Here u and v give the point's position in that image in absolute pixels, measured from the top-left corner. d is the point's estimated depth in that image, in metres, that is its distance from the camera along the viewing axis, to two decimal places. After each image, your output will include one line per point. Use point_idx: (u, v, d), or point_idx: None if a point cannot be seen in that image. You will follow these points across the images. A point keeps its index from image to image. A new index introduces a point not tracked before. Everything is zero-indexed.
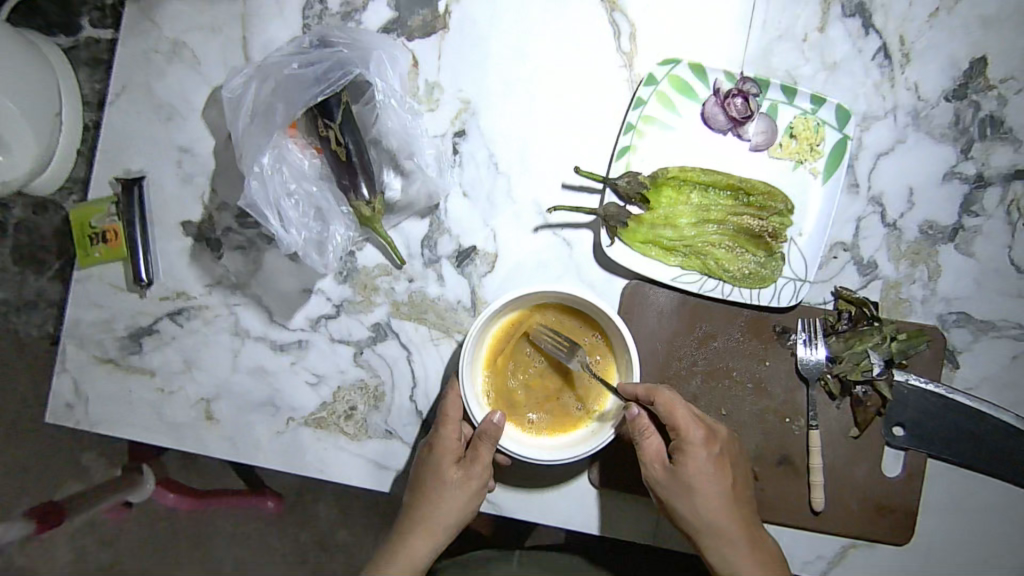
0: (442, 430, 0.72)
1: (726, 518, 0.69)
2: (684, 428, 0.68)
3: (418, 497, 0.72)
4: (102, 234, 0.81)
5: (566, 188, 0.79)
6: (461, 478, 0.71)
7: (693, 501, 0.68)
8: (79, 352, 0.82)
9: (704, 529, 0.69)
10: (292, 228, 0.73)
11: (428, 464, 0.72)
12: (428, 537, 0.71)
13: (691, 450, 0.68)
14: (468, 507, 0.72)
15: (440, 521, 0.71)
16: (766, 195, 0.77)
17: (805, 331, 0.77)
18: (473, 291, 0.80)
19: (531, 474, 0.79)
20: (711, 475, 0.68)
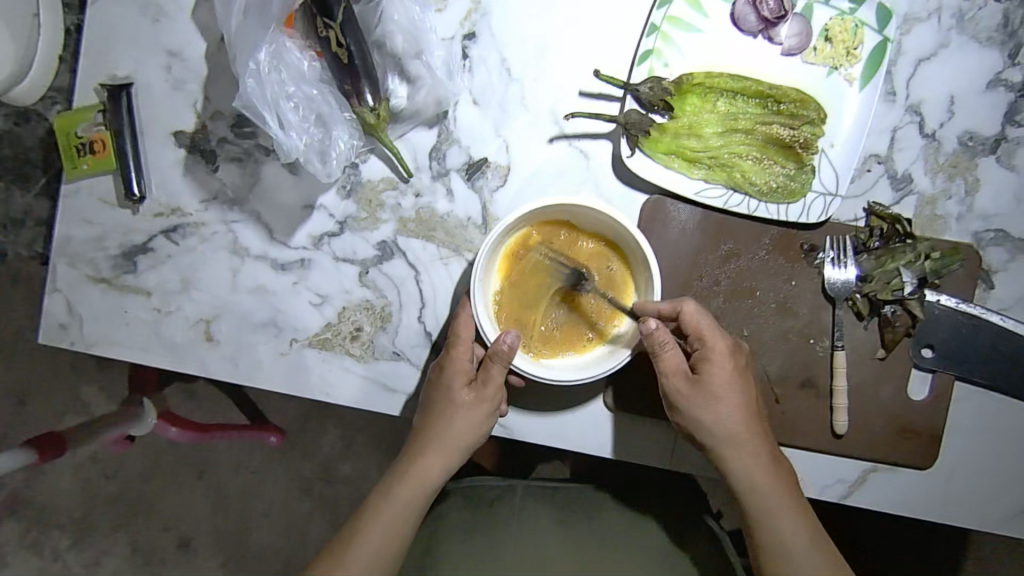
0: (453, 352, 0.68)
1: (748, 432, 0.66)
2: (708, 334, 0.65)
3: (427, 420, 0.69)
4: (89, 145, 0.76)
5: (584, 96, 0.74)
6: (473, 400, 0.68)
7: (714, 413, 0.65)
8: (70, 271, 0.79)
9: (721, 442, 0.66)
10: (293, 131, 0.68)
11: (438, 386, 0.69)
12: (439, 457, 0.68)
13: (716, 359, 0.65)
14: (481, 429, 0.69)
15: (450, 442, 0.68)
16: (797, 102, 0.72)
17: (834, 249, 0.73)
18: (484, 206, 0.76)
19: (539, 397, 0.76)
20: (735, 387, 0.65)
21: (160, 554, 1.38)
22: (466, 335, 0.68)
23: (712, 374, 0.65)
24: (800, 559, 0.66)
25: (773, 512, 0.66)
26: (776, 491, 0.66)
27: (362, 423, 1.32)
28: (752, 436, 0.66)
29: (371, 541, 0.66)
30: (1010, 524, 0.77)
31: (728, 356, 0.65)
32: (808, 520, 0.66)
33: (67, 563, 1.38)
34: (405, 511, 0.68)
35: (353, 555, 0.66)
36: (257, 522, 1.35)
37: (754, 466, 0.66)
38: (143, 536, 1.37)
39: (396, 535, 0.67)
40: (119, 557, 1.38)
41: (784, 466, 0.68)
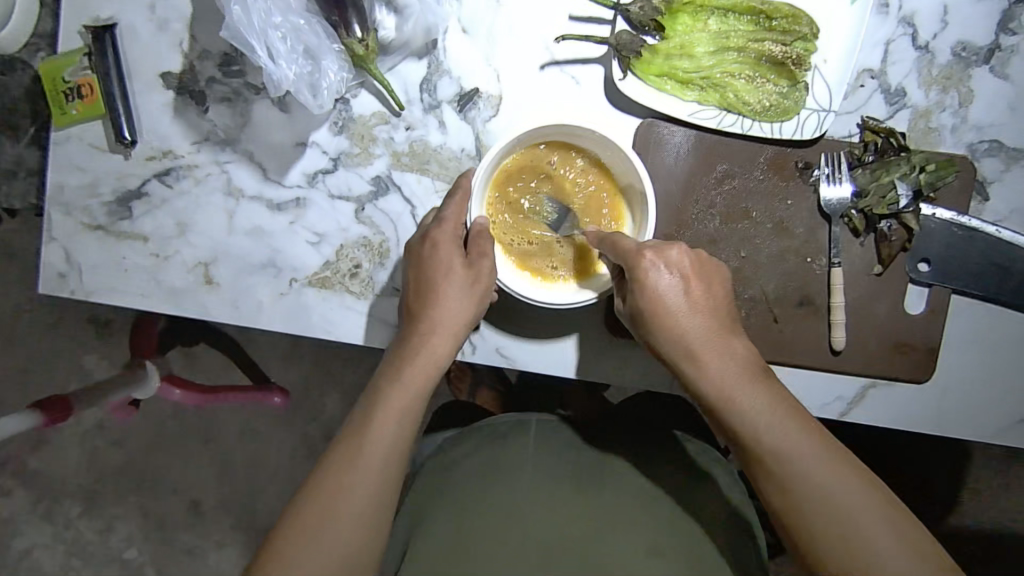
0: (442, 226, 0.67)
1: (691, 327, 0.59)
2: (627, 253, 0.60)
3: (423, 299, 0.66)
4: (77, 89, 0.75)
5: (573, 20, 0.73)
6: (470, 278, 0.66)
7: (654, 313, 0.59)
8: (66, 220, 0.78)
9: (668, 351, 0.60)
10: (282, 62, 0.67)
11: (427, 263, 0.67)
12: (447, 333, 0.65)
13: (640, 274, 0.59)
14: (479, 304, 0.66)
15: (450, 314, 0.65)
16: (789, 18, 0.72)
17: (828, 166, 0.73)
18: (477, 137, 0.76)
19: (535, 327, 0.76)
20: (666, 291, 0.59)
21: (171, 516, 1.39)
22: (460, 211, 0.68)
23: (640, 287, 0.59)
24: (807, 480, 0.54)
25: (734, 415, 0.57)
26: (737, 385, 0.57)
27: (364, 380, 1.33)
28: (709, 344, 0.59)
29: (389, 421, 0.61)
30: (1003, 436, 0.78)
31: (649, 261, 0.59)
32: (793, 423, 0.56)
33: (80, 528, 1.40)
34: (416, 388, 0.63)
35: (370, 440, 0.60)
36: (264, 480, 1.37)
37: (710, 366, 0.58)
38: (153, 498, 1.39)
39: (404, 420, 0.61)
40: (130, 521, 1.40)
41: (751, 360, 0.59)
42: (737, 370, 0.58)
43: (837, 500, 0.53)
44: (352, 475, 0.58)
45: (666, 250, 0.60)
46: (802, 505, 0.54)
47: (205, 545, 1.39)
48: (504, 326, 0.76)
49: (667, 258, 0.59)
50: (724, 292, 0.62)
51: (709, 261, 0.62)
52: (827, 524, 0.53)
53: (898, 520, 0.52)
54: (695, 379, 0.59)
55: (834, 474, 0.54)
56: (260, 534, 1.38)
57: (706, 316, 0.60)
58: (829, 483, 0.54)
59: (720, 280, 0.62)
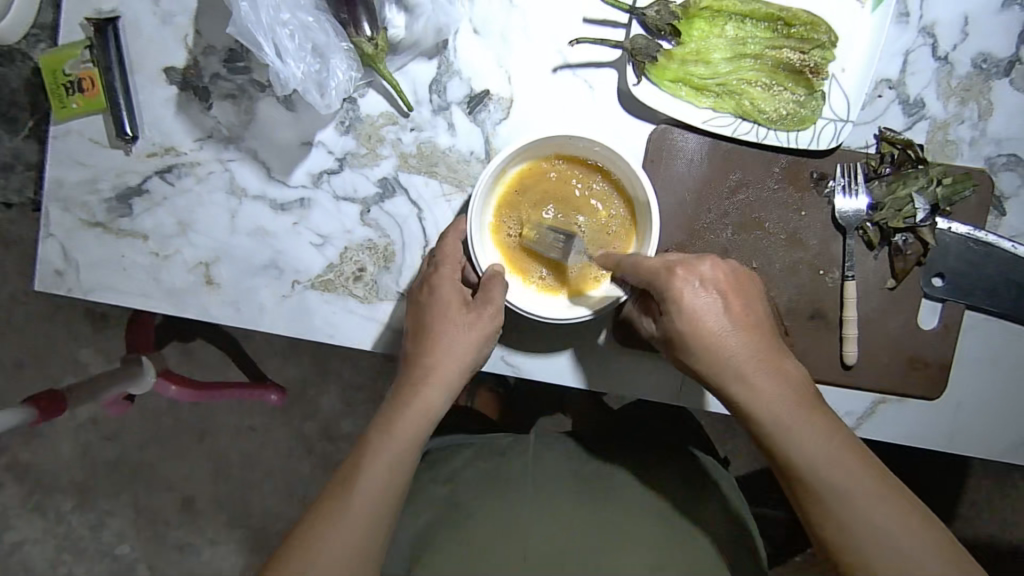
0: (441, 269, 0.66)
1: (736, 346, 0.57)
2: (660, 274, 0.58)
3: (421, 345, 0.64)
4: (78, 83, 0.74)
5: (588, 23, 0.72)
6: (470, 320, 0.63)
7: (696, 331, 0.57)
8: (65, 216, 0.77)
9: (712, 370, 0.58)
10: (290, 60, 0.66)
11: (428, 310, 0.64)
12: (441, 385, 0.62)
13: (677, 295, 0.57)
14: (485, 339, 0.64)
15: (449, 368, 0.63)
16: (808, 25, 0.70)
17: (843, 177, 0.72)
18: (487, 140, 0.74)
19: (540, 338, 0.75)
20: (708, 313, 0.57)
21: (164, 513, 1.38)
22: (456, 254, 0.67)
23: (680, 311, 0.57)
24: (855, 504, 0.54)
25: (784, 440, 0.56)
26: (786, 409, 0.56)
27: (362, 380, 1.32)
28: (755, 362, 0.57)
29: (381, 471, 0.58)
30: (1014, 454, 0.76)
31: (686, 282, 0.57)
32: (841, 445, 0.56)
33: (72, 524, 1.38)
34: (409, 441, 0.60)
35: (358, 492, 0.58)
36: (260, 478, 1.35)
37: (756, 387, 0.57)
38: (147, 495, 1.37)
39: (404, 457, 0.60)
40: (123, 517, 1.38)
41: (796, 378, 0.58)
42: (785, 391, 0.57)
43: (883, 525, 0.54)
44: (339, 524, 0.56)
45: (702, 268, 0.58)
46: (855, 526, 0.54)
47: (199, 543, 1.38)
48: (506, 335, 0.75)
49: (701, 275, 0.57)
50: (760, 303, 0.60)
51: (744, 275, 0.60)
52: (879, 546, 0.54)
53: (937, 537, 0.54)
54: (740, 397, 0.57)
55: (879, 497, 0.54)
56: (255, 532, 1.36)
57: (746, 334, 0.58)
58: (875, 508, 0.54)
59: (758, 295, 0.60)
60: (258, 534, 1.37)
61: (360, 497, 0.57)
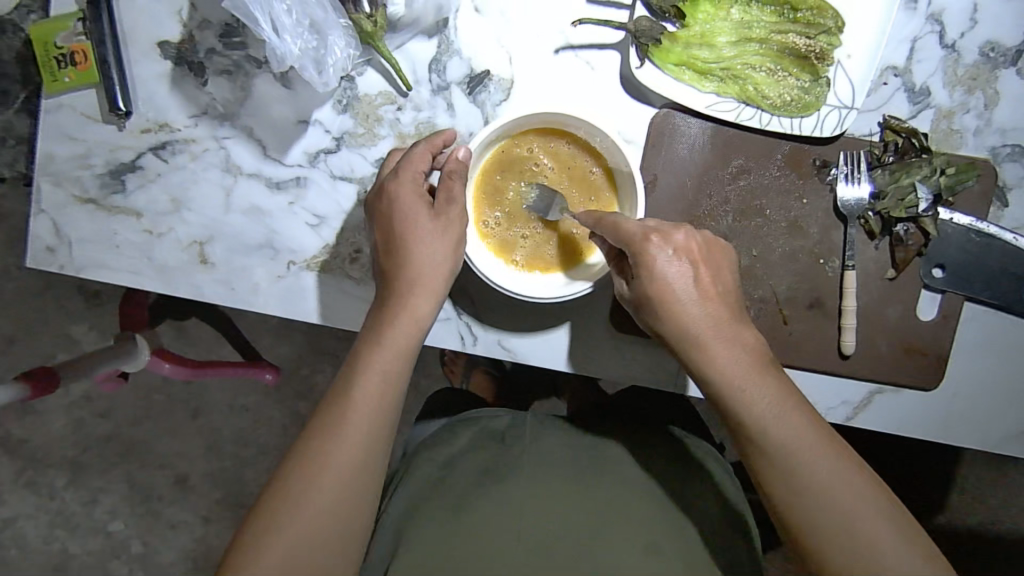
0: (402, 175, 0.62)
1: (700, 312, 0.57)
2: (632, 240, 0.57)
3: (395, 256, 0.61)
4: (70, 56, 0.72)
5: (591, 3, 0.70)
6: (439, 231, 0.61)
7: (660, 295, 0.57)
8: (56, 191, 0.76)
9: (673, 332, 0.57)
10: (286, 35, 0.65)
11: (392, 227, 0.62)
12: (429, 296, 0.61)
13: (647, 259, 0.56)
14: (449, 237, 0.61)
15: (432, 277, 0.61)
16: (815, 10, 0.69)
17: (847, 165, 0.71)
18: (486, 121, 0.73)
19: (524, 325, 0.74)
20: (675, 277, 0.56)
21: (157, 490, 1.38)
22: (426, 158, 0.63)
23: (648, 276, 0.57)
24: (809, 471, 0.53)
25: (734, 401, 0.55)
26: (744, 376, 0.55)
27: None
28: (719, 326, 0.57)
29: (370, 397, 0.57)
30: (1008, 445, 0.77)
31: (656, 247, 0.56)
32: (802, 413, 0.55)
33: (64, 500, 1.38)
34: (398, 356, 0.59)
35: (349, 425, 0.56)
36: (253, 457, 1.35)
37: (716, 347, 0.56)
38: (139, 473, 1.37)
39: (398, 356, 0.59)
40: (116, 494, 1.38)
41: (756, 346, 0.57)
42: (741, 354, 0.56)
43: (839, 498, 0.52)
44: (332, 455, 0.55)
45: (674, 236, 0.57)
46: (798, 490, 0.53)
47: (192, 520, 1.38)
48: (486, 322, 0.75)
49: (673, 241, 0.57)
50: (729, 273, 0.60)
51: (715, 245, 0.60)
52: (823, 511, 0.52)
53: (900, 521, 0.52)
54: (697, 357, 0.57)
55: (838, 468, 0.53)
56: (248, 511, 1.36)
57: (714, 302, 0.57)
58: (836, 480, 0.52)
59: (726, 263, 0.60)
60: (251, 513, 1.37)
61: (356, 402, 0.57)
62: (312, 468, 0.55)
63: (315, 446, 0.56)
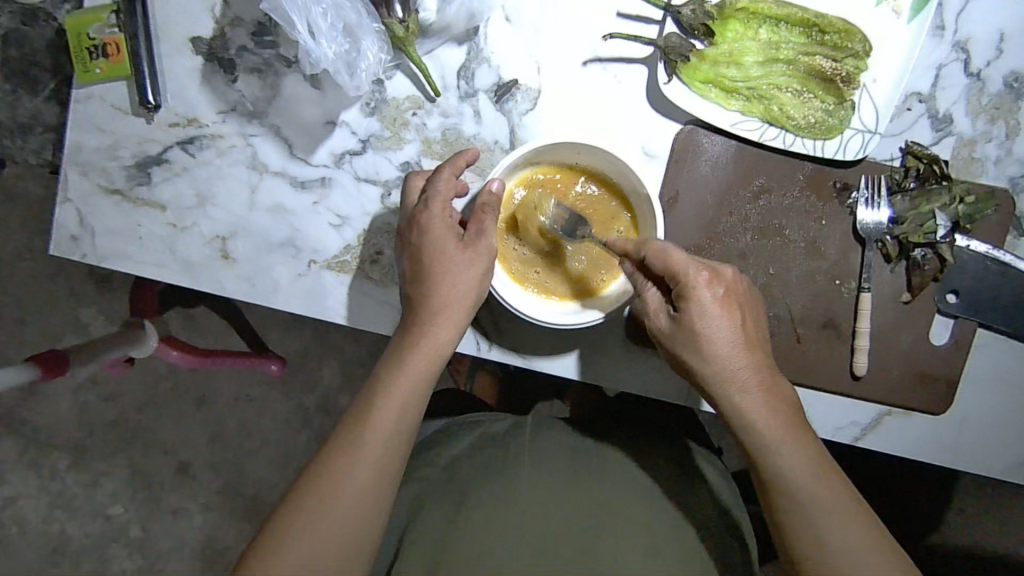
0: (434, 210, 0.63)
1: (737, 356, 0.58)
2: (681, 275, 0.57)
3: (422, 286, 0.63)
4: (102, 48, 0.73)
5: (621, 17, 0.71)
6: (469, 257, 0.62)
7: (703, 333, 0.57)
8: (82, 181, 0.76)
9: (708, 372, 0.58)
10: (322, 39, 0.66)
11: (423, 251, 0.63)
12: (451, 322, 0.62)
13: (693, 300, 0.57)
14: (480, 290, 0.63)
15: (455, 304, 0.62)
16: (843, 34, 0.70)
17: (867, 189, 0.72)
18: (512, 131, 0.74)
19: (543, 338, 0.75)
20: (723, 316, 0.57)
21: (160, 476, 1.38)
22: (446, 195, 0.63)
23: (695, 314, 0.57)
24: (828, 516, 0.54)
25: (764, 440, 0.57)
26: (773, 417, 0.57)
27: (363, 356, 1.33)
28: (754, 370, 0.58)
29: (392, 409, 0.58)
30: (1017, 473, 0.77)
31: (705, 287, 0.57)
32: (812, 452, 0.57)
33: (67, 482, 1.39)
34: (420, 379, 0.60)
35: (373, 431, 0.57)
36: (257, 447, 1.36)
37: (749, 390, 0.57)
38: (143, 458, 1.38)
39: (438, 347, 0.61)
40: (117, 478, 1.39)
41: (786, 395, 0.59)
42: (773, 398, 0.58)
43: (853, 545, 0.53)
44: (360, 451, 0.56)
45: (722, 278, 0.58)
46: (807, 524, 0.55)
47: (192, 508, 1.39)
48: (503, 333, 0.75)
49: (720, 283, 0.58)
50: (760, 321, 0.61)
51: (750, 291, 0.61)
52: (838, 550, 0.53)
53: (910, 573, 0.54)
54: (726, 394, 0.58)
55: (854, 517, 0.54)
56: (248, 500, 1.37)
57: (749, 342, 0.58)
58: (850, 529, 0.54)
59: (757, 310, 0.61)
60: (251, 502, 1.38)
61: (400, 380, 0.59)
62: (364, 419, 0.57)
63: (361, 417, 0.58)
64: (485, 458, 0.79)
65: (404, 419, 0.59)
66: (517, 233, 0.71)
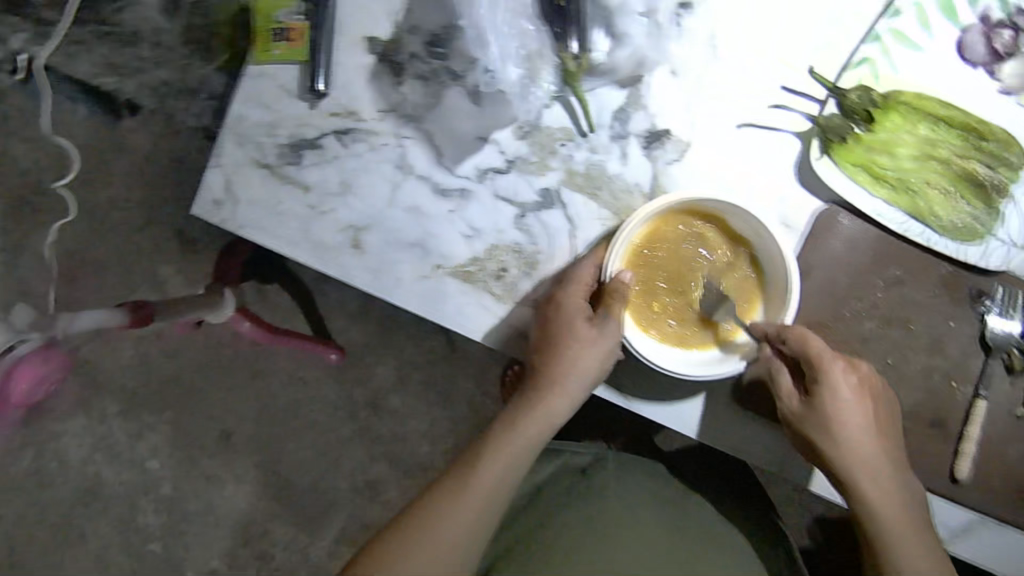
0: (571, 289, 0.69)
1: (860, 435, 0.65)
2: (818, 358, 0.64)
3: (547, 358, 0.68)
4: (285, 32, 0.77)
5: (786, 90, 0.73)
6: (593, 337, 0.67)
7: (831, 413, 0.64)
8: (237, 150, 0.80)
9: (833, 449, 0.65)
10: (506, 65, 0.75)
11: (554, 326, 0.69)
12: (565, 394, 0.68)
13: (828, 383, 0.64)
14: (599, 366, 0.67)
15: (574, 379, 0.67)
16: (1002, 143, 0.71)
17: (1001, 300, 0.72)
18: (655, 176, 0.75)
19: (650, 382, 0.74)
20: (855, 402, 0.65)
21: (202, 441, 1.41)
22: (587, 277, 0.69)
23: (828, 392, 0.64)
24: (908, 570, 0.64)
25: (868, 503, 0.65)
26: (878, 486, 0.65)
27: (422, 363, 1.36)
28: (871, 449, 0.65)
29: (498, 463, 0.68)
30: None
31: (839, 371, 0.65)
32: (909, 519, 0.65)
33: (112, 428, 1.41)
34: (529, 440, 0.68)
35: (478, 478, 0.67)
36: (300, 431, 1.39)
37: (864, 465, 0.65)
38: (189, 420, 1.40)
39: (552, 420, 0.69)
40: (161, 434, 1.41)
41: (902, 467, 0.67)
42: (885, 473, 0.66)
43: None
44: (463, 496, 0.67)
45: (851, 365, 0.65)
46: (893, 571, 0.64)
47: (225, 477, 1.40)
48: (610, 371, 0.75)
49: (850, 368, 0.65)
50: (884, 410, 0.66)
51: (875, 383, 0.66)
52: None
53: None
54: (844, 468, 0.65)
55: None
56: (281, 480, 1.39)
57: (872, 432, 0.65)
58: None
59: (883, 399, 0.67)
60: (283, 482, 1.39)
61: (510, 442, 0.68)
62: (472, 470, 0.68)
63: (471, 466, 0.68)
64: (566, 487, 0.83)
65: (507, 474, 0.68)
66: (650, 270, 0.72)
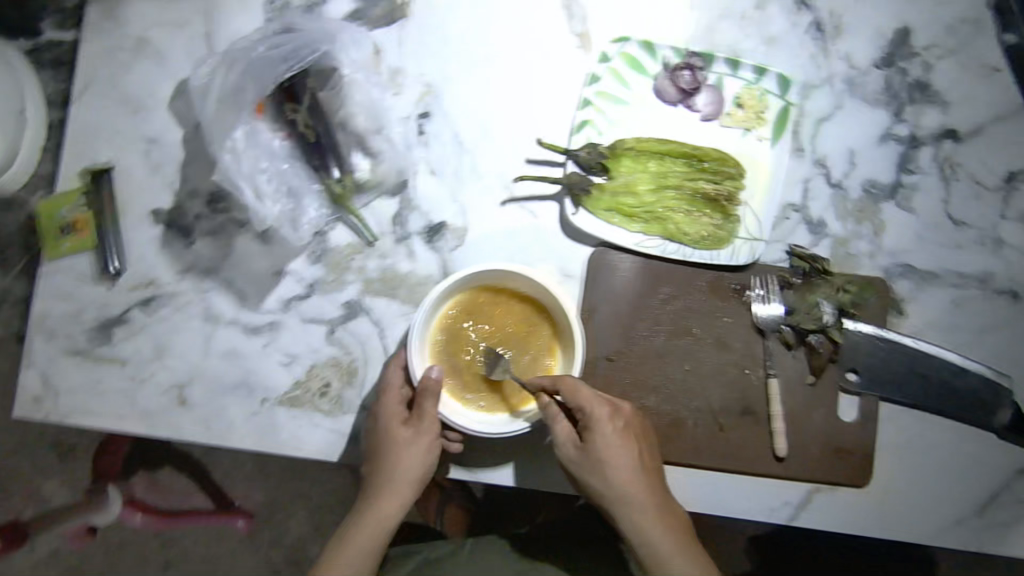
0: (386, 397, 0.73)
1: (628, 475, 0.67)
2: (586, 403, 0.67)
3: (377, 466, 0.72)
4: (71, 226, 0.82)
5: (530, 162, 0.82)
6: (412, 435, 0.71)
7: (602, 451, 0.66)
8: (46, 345, 0.82)
9: (606, 490, 0.67)
10: (267, 201, 0.81)
11: (379, 433, 0.72)
12: (396, 496, 0.71)
13: (598, 425, 0.67)
14: (430, 463, 0.72)
15: (403, 479, 0.71)
16: (719, 161, 0.81)
17: (761, 288, 0.81)
18: (443, 263, 0.82)
19: (481, 452, 0.79)
20: (620, 446, 0.67)
21: None
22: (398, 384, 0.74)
23: (596, 435, 0.67)
24: None
25: (640, 539, 0.66)
26: (651, 522, 0.67)
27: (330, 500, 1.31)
28: (642, 488, 0.67)
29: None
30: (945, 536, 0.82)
31: (605, 416, 0.67)
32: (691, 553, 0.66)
33: None
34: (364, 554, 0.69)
35: None
36: None
37: (637, 502, 0.67)
38: None
39: (385, 523, 0.71)
40: None
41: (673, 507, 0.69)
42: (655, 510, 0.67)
43: None
44: None
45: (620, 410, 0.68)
46: None
47: None
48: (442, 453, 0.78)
49: (615, 414, 0.68)
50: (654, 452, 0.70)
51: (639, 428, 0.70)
52: None
53: None
54: (617, 505, 0.67)
55: None
56: None
57: (642, 472, 0.68)
58: None
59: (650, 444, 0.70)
60: None
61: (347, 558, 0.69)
62: None
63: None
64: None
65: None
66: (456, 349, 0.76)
